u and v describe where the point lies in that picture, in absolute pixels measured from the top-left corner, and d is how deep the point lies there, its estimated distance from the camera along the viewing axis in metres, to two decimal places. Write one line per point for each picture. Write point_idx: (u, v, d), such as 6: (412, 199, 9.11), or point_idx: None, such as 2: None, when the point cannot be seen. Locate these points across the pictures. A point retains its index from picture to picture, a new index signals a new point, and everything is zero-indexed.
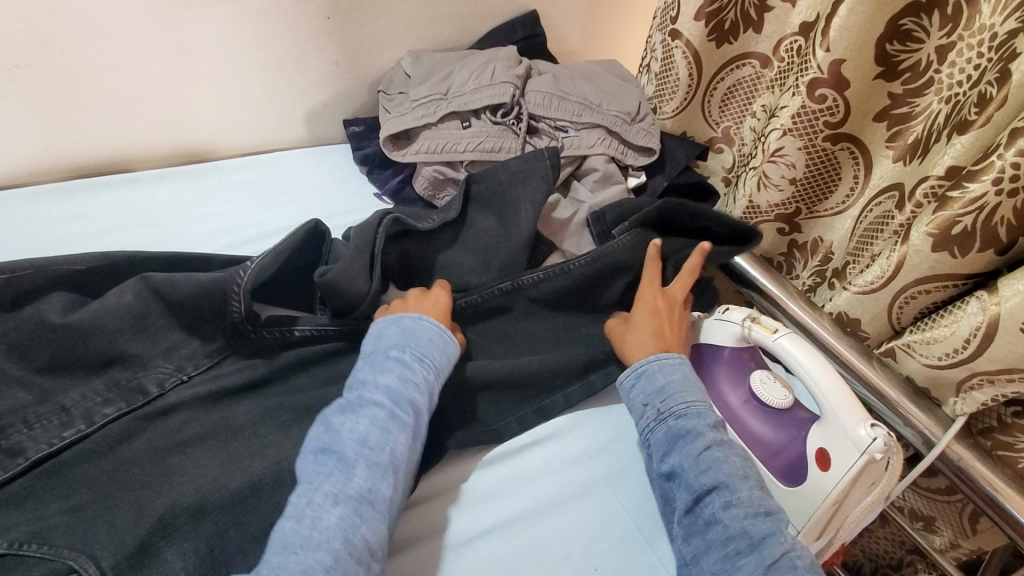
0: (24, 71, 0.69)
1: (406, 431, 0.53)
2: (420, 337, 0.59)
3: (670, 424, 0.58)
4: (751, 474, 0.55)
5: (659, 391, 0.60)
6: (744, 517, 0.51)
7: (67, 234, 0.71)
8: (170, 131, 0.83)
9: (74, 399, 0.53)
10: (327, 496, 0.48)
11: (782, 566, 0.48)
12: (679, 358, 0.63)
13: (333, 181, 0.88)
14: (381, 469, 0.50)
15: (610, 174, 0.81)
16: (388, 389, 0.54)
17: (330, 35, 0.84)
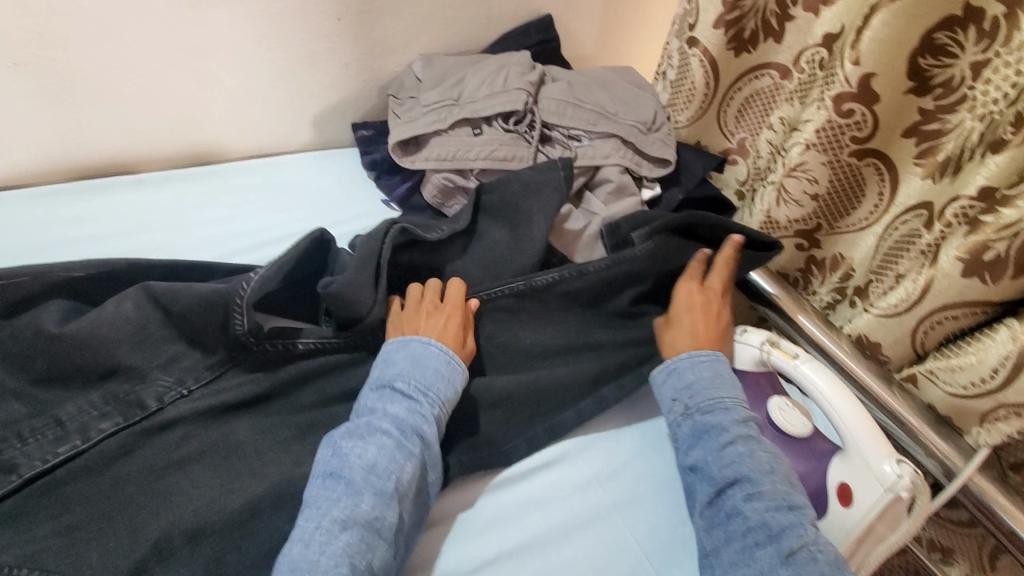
0: (26, 69, 0.67)
1: (413, 460, 0.52)
2: (426, 364, 0.57)
3: (695, 418, 0.57)
4: (779, 470, 0.54)
5: (687, 385, 0.59)
6: (767, 510, 0.50)
7: (68, 238, 0.69)
8: (177, 132, 0.81)
9: (72, 412, 0.52)
10: (335, 522, 0.47)
11: (801, 559, 0.47)
12: (712, 354, 0.61)
13: (341, 186, 0.86)
14: (387, 497, 0.49)
15: (624, 186, 0.79)
16: (395, 418, 0.53)
17: (341, 37, 0.82)
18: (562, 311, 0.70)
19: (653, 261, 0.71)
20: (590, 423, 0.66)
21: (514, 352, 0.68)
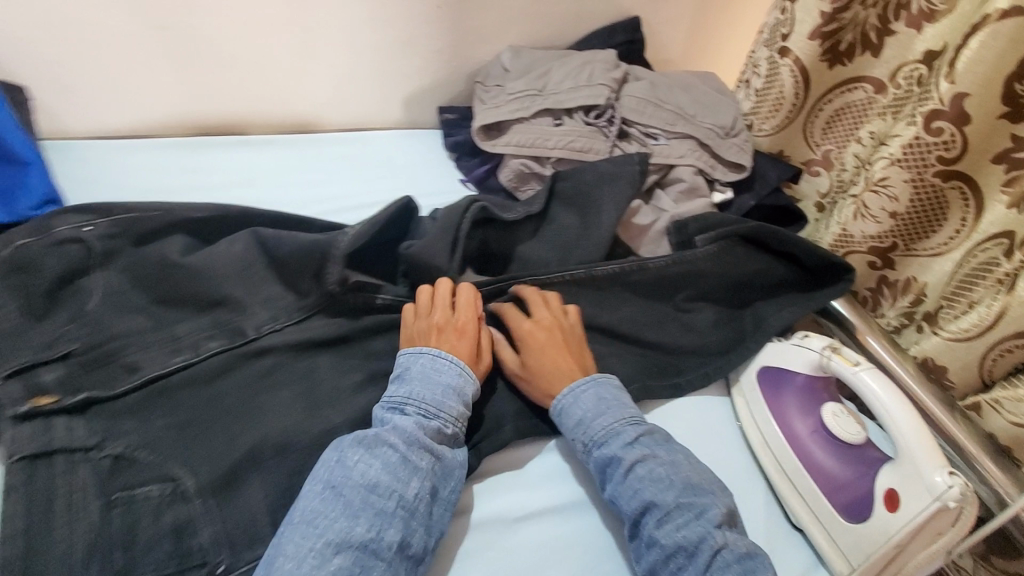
0: (167, 32, 0.76)
1: (422, 476, 0.51)
2: (440, 380, 0.56)
3: (595, 456, 0.58)
4: (679, 480, 0.55)
5: (576, 423, 0.59)
6: (677, 530, 0.52)
7: (186, 185, 0.77)
8: (282, 102, 0.89)
9: (185, 330, 0.59)
10: (328, 547, 0.46)
11: (719, 566, 0.50)
12: (587, 380, 0.62)
13: (424, 164, 0.92)
14: (387, 517, 0.49)
15: (696, 187, 0.81)
16: (407, 435, 0.53)
17: (439, 23, 0.88)
18: (622, 299, 0.73)
19: (716, 257, 0.74)
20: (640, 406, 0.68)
21: None
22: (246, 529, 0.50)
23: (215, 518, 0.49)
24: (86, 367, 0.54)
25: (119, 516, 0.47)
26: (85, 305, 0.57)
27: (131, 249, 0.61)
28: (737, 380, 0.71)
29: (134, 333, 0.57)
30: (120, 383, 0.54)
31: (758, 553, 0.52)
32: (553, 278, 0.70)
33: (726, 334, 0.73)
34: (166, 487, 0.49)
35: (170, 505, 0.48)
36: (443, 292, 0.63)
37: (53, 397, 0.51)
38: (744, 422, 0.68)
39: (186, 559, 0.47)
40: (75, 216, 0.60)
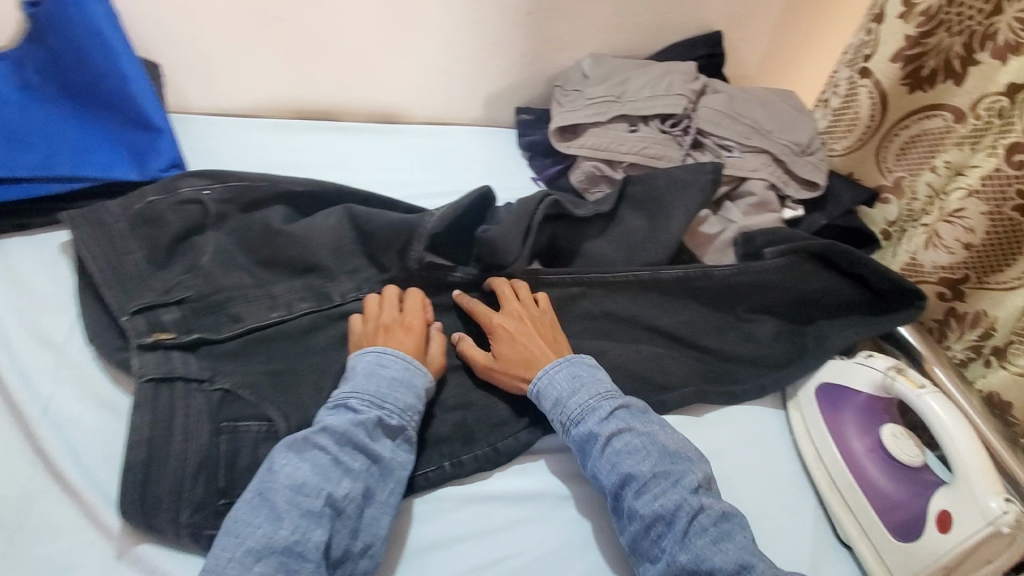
0: (284, 23, 0.83)
1: (354, 477, 0.51)
2: (383, 374, 0.57)
3: (573, 432, 0.59)
4: (655, 450, 0.57)
5: (553, 403, 0.60)
6: (655, 500, 0.54)
7: (286, 162, 0.84)
8: (374, 94, 0.95)
9: (281, 290, 0.65)
10: (249, 553, 0.45)
11: (696, 529, 0.52)
12: (562, 359, 0.62)
13: (499, 160, 0.97)
14: (315, 516, 0.48)
15: (766, 202, 0.82)
16: (338, 433, 0.52)
17: (526, 28, 0.92)
18: (683, 303, 0.74)
19: (783, 270, 0.74)
20: (692, 408, 0.70)
21: (631, 330, 0.73)
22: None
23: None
24: (198, 313, 0.61)
25: (225, 444, 0.53)
26: (199, 259, 0.64)
27: (241, 214, 0.68)
28: (794, 394, 0.72)
29: (239, 287, 0.64)
30: (226, 330, 0.60)
31: (732, 516, 0.54)
32: (618, 277, 0.73)
33: (786, 347, 0.73)
34: (263, 425, 0.55)
35: (265, 441, 0.54)
36: (388, 295, 0.64)
37: (172, 334, 0.58)
38: (798, 435, 0.69)
39: None
40: (197, 179, 0.68)
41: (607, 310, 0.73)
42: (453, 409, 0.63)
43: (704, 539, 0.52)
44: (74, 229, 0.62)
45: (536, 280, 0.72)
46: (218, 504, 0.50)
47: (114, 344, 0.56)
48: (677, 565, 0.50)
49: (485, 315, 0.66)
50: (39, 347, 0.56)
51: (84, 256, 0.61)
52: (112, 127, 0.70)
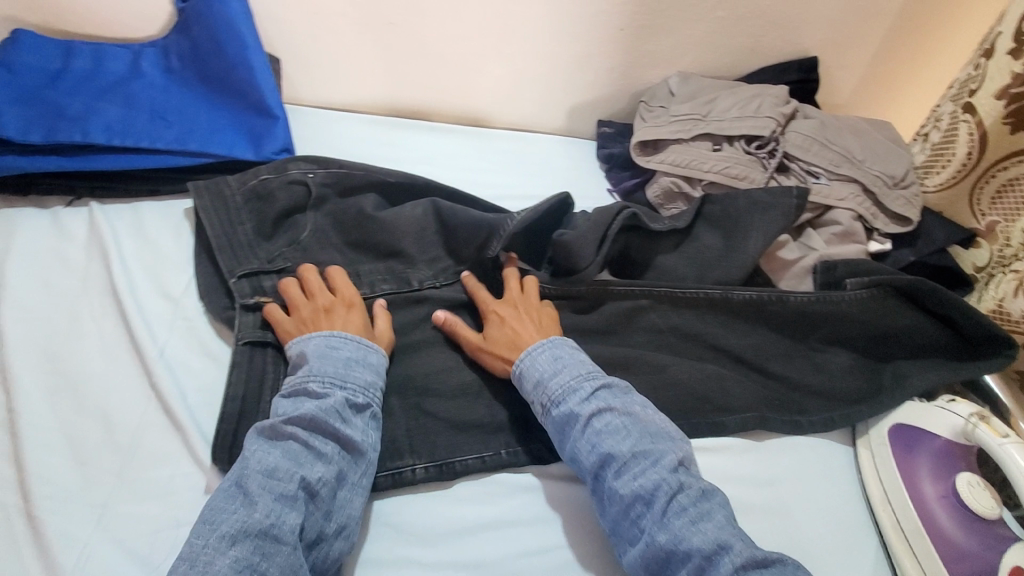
0: (394, 28, 0.89)
1: (326, 460, 0.51)
2: (336, 355, 0.57)
3: (555, 414, 0.59)
4: (636, 430, 0.58)
5: (536, 383, 0.61)
6: (634, 480, 0.54)
7: (380, 156, 0.90)
8: (466, 98, 1.00)
9: (367, 271, 0.70)
10: (224, 539, 0.45)
11: (675, 509, 0.53)
12: (544, 342, 0.64)
13: (577, 169, 0.99)
14: (289, 499, 0.48)
15: (851, 232, 0.80)
16: (305, 416, 0.52)
17: (617, 44, 0.94)
18: (750, 325, 0.73)
19: (863, 303, 0.72)
20: (753, 433, 0.68)
21: (695, 347, 0.73)
22: (391, 443, 0.60)
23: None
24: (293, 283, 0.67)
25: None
26: (299, 235, 0.71)
27: (338, 198, 0.74)
28: (865, 430, 0.70)
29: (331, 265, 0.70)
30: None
31: (713, 496, 0.55)
32: (687, 293, 0.73)
33: (863, 381, 0.71)
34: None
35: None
36: (314, 282, 0.64)
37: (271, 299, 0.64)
38: (866, 475, 0.67)
39: None
40: (303, 163, 0.75)
41: (673, 324, 0.73)
42: (514, 401, 0.65)
43: (683, 520, 0.52)
44: (197, 198, 0.69)
45: (606, 290, 0.74)
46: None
47: (221, 303, 0.63)
48: (656, 545, 0.51)
49: (485, 298, 0.69)
50: (158, 296, 0.63)
51: (205, 222, 0.69)
52: (233, 113, 0.78)
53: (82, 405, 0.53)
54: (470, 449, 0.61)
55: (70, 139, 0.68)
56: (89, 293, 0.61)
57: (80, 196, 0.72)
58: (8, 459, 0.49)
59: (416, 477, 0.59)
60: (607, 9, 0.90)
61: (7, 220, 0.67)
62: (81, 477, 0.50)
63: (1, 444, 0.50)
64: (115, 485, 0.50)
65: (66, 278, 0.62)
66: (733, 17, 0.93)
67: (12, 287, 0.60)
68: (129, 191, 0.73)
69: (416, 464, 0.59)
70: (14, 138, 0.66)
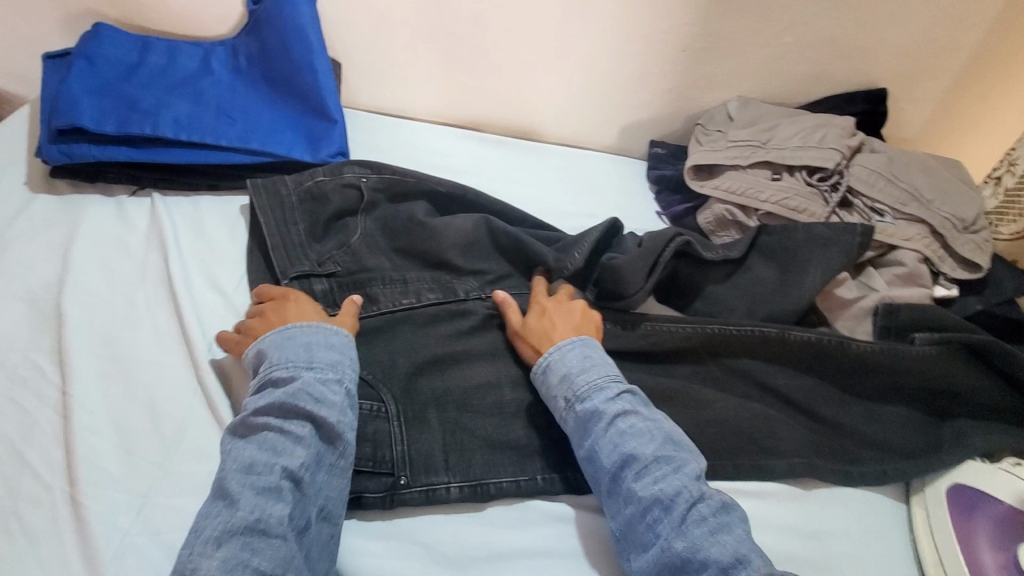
0: (455, 39, 0.89)
1: (304, 444, 0.50)
2: (299, 340, 0.56)
3: (579, 410, 0.59)
4: (659, 434, 0.57)
5: (561, 378, 0.60)
6: (654, 483, 0.54)
7: (431, 164, 0.91)
8: (518, 111, 1.00)
9: (414, 278, 0.70)
10: (209, 542, 0.44)
11: (694, 516, 0.52)
12: (574, 339, 0.63)
13: (626, 189, 0.97)
14: (269, 492, 0.47)
15: (916, 274, 0.76)
16: (275, 405, 0.51)
17: (677, 65, 0.92)
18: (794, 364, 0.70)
19: (930, 359, 0.68)
20: (799, 480, 0.65)
21: (742, 384, 0.70)
22: (426, 457, 0.59)
23: (401, 440, 0.59)
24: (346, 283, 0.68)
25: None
26: (349, 238, 0.71)
27: (388, 204, 0.75)
28: (920, 488, 0.67)
29: (381, 269, 0.70)
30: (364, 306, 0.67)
31: (734, 507, 0.53)
32: (735, 330, 0.70)
33: (920, 436, 0.67)
34: (375, 404, 0.60)
35: (376, 419, 0.60)
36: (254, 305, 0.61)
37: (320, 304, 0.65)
38: (919, 536, 0.63)
39: (379, 464, 0.57)
40: (358, 167, 0.75)
41: (717, 357, 0.71)
42: (550, 425, 0.64)
43: (703, 528, 0.51)
44: (255, 196, 0.71)
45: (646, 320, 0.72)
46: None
47: None
48: (672, 551, 0.50)
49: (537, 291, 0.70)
50: (210, 290, 0.64)
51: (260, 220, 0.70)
52: (294, 115, 0.80)
53: (131, 392, 0.54)
54: (504, 471, 0.60)
55: (141, 131, 0.71)
56: (145, 282, 0.63)
57: (144, 186, 0.74)
58: (60, 441, 0.51)
59: (450, 496, 0.58)
60: (669, 29, 0.88)
61: (75, 206, 0.69)
62: (125, 465, 0.50)
63: (55, 425, 0.52)
64: (156, 476, 0.50)
65: (126, 266, 0.64)
66: (800, 44, 0.90)
67: (75, 271, 0.62)
68: (189, 184, 0.75)
69: (450, 482, 0.58)
70: (89, 128, 0.69)
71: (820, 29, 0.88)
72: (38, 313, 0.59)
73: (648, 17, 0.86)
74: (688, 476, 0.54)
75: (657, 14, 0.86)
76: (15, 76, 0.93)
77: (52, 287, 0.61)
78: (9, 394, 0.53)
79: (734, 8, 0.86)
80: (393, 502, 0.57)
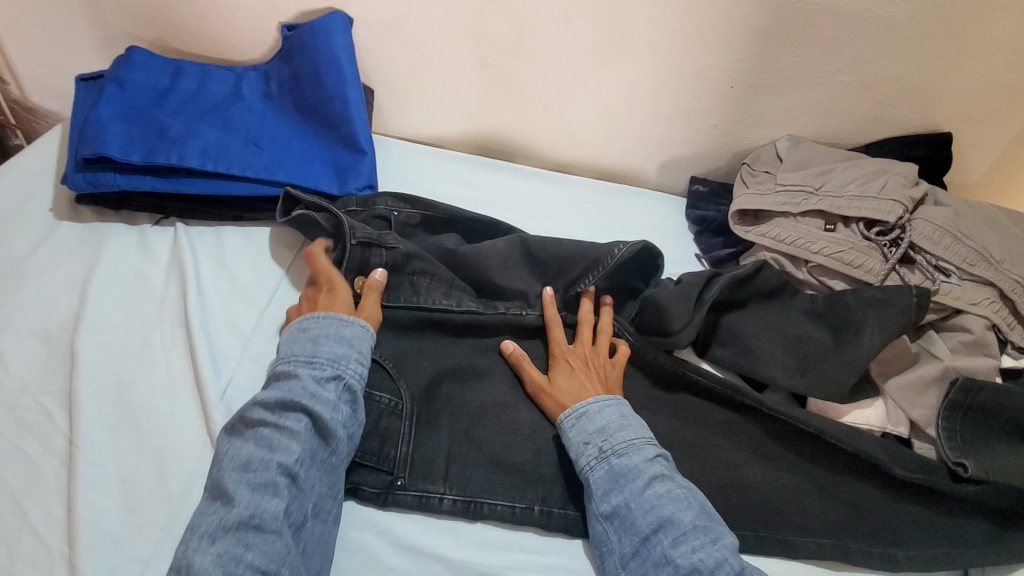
0: (492, 68, 0.86)
1: (298, 439, 0.51)
2: (308, 335, 0.58)
3: (612, 463, 0.57)
4: (696, 502, 0.55)
5: (599, 429, 0.59)
6: (693, 553, 0.51)
7: (462, 196, 0.88)
8: (553, 142, 0.96)
9: (459, 287, 0.71)
10: (204, 537, 0.46)
11: None
12: (614, 397, 0.62)
13: (664, 228, 0.93)
14: (264, 488, 0.48)
15: (983, 342, 0.70)
16: (274, 400, 0.53)
17: (724, 101, 0.87)
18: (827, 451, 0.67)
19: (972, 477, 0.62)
20: (833, 563, 0.62)
21: (775, 452, 0.68)
22: (428, 464, 0.59)
23: (407, 442, 0.60)
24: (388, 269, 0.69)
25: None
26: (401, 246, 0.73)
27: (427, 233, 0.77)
28: None
29: (430, 268, 0.70)
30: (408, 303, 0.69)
31: None
32: (774, 411, 0.67)
33: (974, 532, 0.62)
34: (393, 400, 0.62)
35: (390, 416, 0.61)
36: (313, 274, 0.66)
37: None
38: None
39: (382, 463, 0.58)
40: (391, 199, 0.76)
41: (750, 408, 0.69)
42: (573, 496, 0.59)
43: None
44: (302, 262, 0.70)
45: (683, 371, 0.70)
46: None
47: None
48: None
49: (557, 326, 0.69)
50: (228, 331, 0.62)
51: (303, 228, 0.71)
52: (324, 145, 0.77)
53: (140, 443, 0.52)
54: (501, 493, 0.59)
55: (167, 160, 0.69)
56: (162, 321, 0.61)
57: (168, 215, 0.72)
58: (62, 496, 0.48)
59: (442, 507, 0.57)
60: (718, 65, 0.83)
61: (99, 236, 0.68)
62: (129, 524, 0.48)
63: (59, 477, 0.49)
64: (159, 538, 0.47)
65: (145, 303, 0.62)
66: (860, 83, 0.84)
67: (92, 307, 0.60)
68: (215, 215, 0.73)
69: (444, 493, 0.58)
70: (115, 157, 0.67)
71: (883, 69, 0.82)
72: (51, 352, 0.57)
73: (696, 52, 0.82)
74: (728, 552, 0.51)
75: (705, 50, 0.81)
76: (51, 93, 0.93)
77: (68, 322, 0.59)
78: (15, 442, 0.50)
79: (789, 45, 0.80)
80: (387, 501, 0.57)
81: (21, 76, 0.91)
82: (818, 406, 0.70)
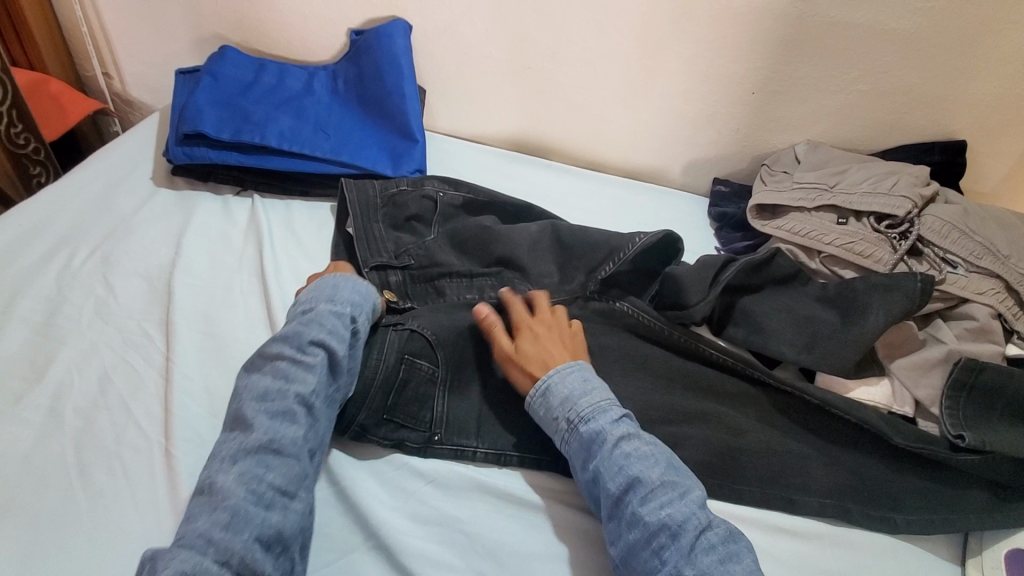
0: (532, 72, 0.96)
1: (313, 372, 0.56)
2: (328, 284, 0.65)
3: (581, 432, 0.59)
4: (661, 459, 0.58)
5: (563, 400, 0.61)
6: (661, 509, 0.54)
7: (503, 187, 0.97)
8: (584, 141, 1.04)
9: (479, 274, 0.78)
10: (226, 460, 0.51)
11: (703, 545, 0.52)
12: (574, 363, 0.64)
13: (685, 223, 0.99)
14: (281, 417, 0.53)
15: (988, 329, 0.73)
16: (295, 337, 0.58)
17: (745, 106, 0.94)
18: (835, 425, 0.71)
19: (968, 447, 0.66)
20: (832, 522, 0.66)
21: (783, 422, 0.72)
22: (461, 421, 0.65)
23: (441, 404, 0.65)
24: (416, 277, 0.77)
25: (401, 371, 0.65)
26: (456, 227, 0.82)
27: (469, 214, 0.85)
28: (977, 551, 0.65)
29: (449, 267, 0.78)
30: (416, 291, 0.77)
31: (739, 535, 0.54)
32: (783, 390, 0.72)
33: (972, 502, 0.66)
34: (429, 368, 0.66)
35: (426, 383, 0.66)
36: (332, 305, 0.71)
37: (393, 295, 0.75)
38: None
39: (420, 424, 0.63)
40: (438, 182, 0.85)
41: (766, 385, 0.73)
42: None
43: (711, 557, 0.51)
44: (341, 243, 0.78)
45: (696, 345, 0.75)
46: (382, 417, 0.62)
47: None
48: None
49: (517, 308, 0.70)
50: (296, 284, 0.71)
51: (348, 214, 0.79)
52: (381, 133, 0.88)
53: (223, 365, 0.61)
54: (528, 448, 0.65)
55: (252, 140, 0.80)
56: (241, 272, 0.71)
57: (247, 188, 0.84)
58: (160, 399, 0.58)
59: (476, 457, 0.63)
60: (739, 73, 0.91)
61: (190, 202, 0.79)
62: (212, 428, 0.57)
63: (158, 385, 0.59)
64: None
65: (226, 256, 0.72)
66: (875, 92, 0.90)
67: (186, 256, 0.71)
68: (286, 190, 0.84)
69: (477, 447, 0.64)
70: (209, 134, 0.78)
71: (897, 78, 0.88)
72: (151, 288, 0.67)
73: (718, 60, 0.89)
74: (693, 508, 0.54)
75: (727, 58, 0.89)
76: (148, 87, 1.07)
77: (166, 267, 0.70)
78: (124, 355, 0.61)
79: (806, 54, 0.87)
80: (426, 454, 0.63)
81: (126, 73, 1.06)
82: (825, 379, 0.75)
